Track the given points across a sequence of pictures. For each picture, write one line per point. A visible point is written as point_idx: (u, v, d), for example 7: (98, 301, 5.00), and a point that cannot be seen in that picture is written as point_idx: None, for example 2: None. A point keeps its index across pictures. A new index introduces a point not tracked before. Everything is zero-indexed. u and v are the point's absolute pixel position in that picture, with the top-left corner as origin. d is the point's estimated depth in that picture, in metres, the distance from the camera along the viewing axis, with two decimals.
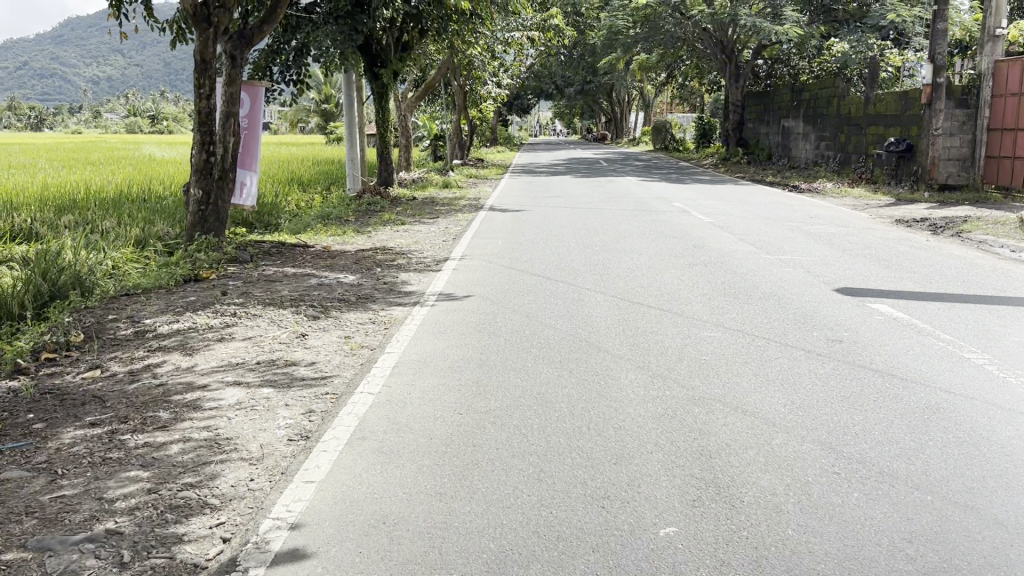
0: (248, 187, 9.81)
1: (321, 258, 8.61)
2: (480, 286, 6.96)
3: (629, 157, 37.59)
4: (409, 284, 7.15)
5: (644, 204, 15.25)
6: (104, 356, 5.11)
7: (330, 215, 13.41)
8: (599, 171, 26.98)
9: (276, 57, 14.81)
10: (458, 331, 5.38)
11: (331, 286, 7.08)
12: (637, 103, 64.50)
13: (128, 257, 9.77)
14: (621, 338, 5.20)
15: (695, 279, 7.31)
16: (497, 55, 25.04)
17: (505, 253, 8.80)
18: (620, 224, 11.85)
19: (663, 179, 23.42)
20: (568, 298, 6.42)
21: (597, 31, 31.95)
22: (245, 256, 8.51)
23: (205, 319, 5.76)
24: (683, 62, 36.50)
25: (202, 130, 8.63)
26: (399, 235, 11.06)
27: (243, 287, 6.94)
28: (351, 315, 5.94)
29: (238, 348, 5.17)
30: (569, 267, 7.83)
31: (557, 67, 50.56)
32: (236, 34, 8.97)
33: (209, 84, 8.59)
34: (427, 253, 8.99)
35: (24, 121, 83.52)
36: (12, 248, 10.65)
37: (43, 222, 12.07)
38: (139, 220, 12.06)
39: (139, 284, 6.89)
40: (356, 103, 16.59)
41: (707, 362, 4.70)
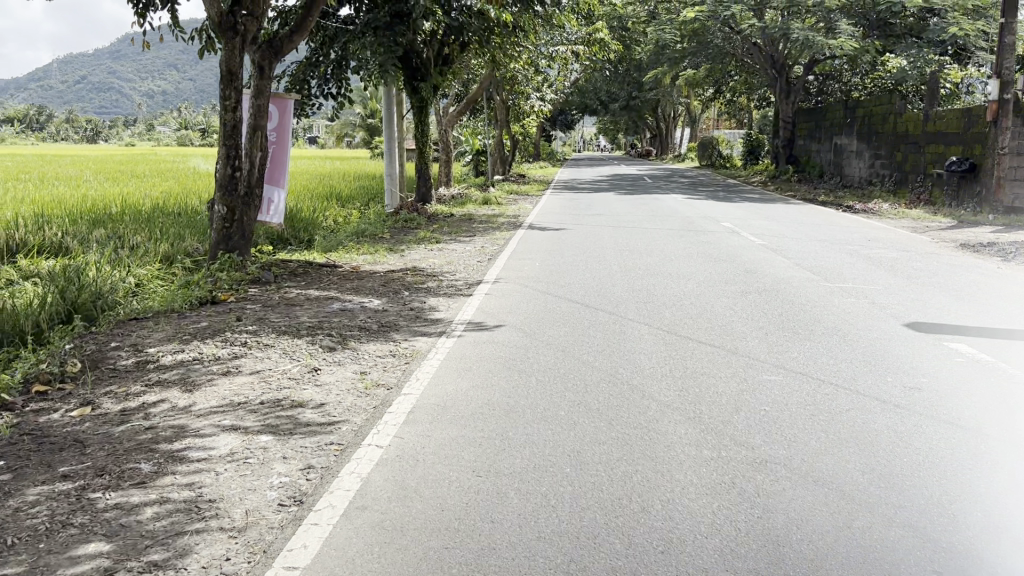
0: (276, 204, 9.42)
1: (348, 280, 8.17)
2: (513, 313, 6.44)
3: (675, 173, 36.88)
4: (436, 311, 6.64)
5: (690, 224, 14.63)
6: (99, 391, 4.66)
7: (365, 233, 13.02)
8: (644, 189, 26.37)
9: (314, 69, 14.39)
10: (485, 368, 4.86)
11: (354, 312, 6.60)
12: (685, 119, 63.76)
13: (153, 274, 9.41)
14: (667, 381, 4.64)
15: (748, 310, 6.71)
16: (541, 69, 24.59)
17: (541, 277, 8.27)
18: (666, 245, 11.25)
19: (710, 197, 22.74)
20: (609, 330, 5.87)
21: (644, 46, 31.36)
22: (268, 276, 8.10)
23: (212, 349, 5.29)
24: (731, 76, 35.74)
25: (227, 144, 8.25)
26: (433, 254, 10.59)
27: (260, 312, 6.48)
28: (370, 346, 5.44)
29: (243, 385, 4.69)
30: (610, 294, 7.27)
31: (602, 81, 50.03)
32: (265, 44, 8.61)
33: (235, 96, 8.19)
34: (459, 276, 8.51)
35: (80, 134, 85.46)
36: (39, 262, 10.36)
37: (73, 235, 11.80)
38: (169, 235, 11.73)
39: (152, 307, 6.48)
40: (395, 118, 16.22)
41: (767, 414, 4.13)
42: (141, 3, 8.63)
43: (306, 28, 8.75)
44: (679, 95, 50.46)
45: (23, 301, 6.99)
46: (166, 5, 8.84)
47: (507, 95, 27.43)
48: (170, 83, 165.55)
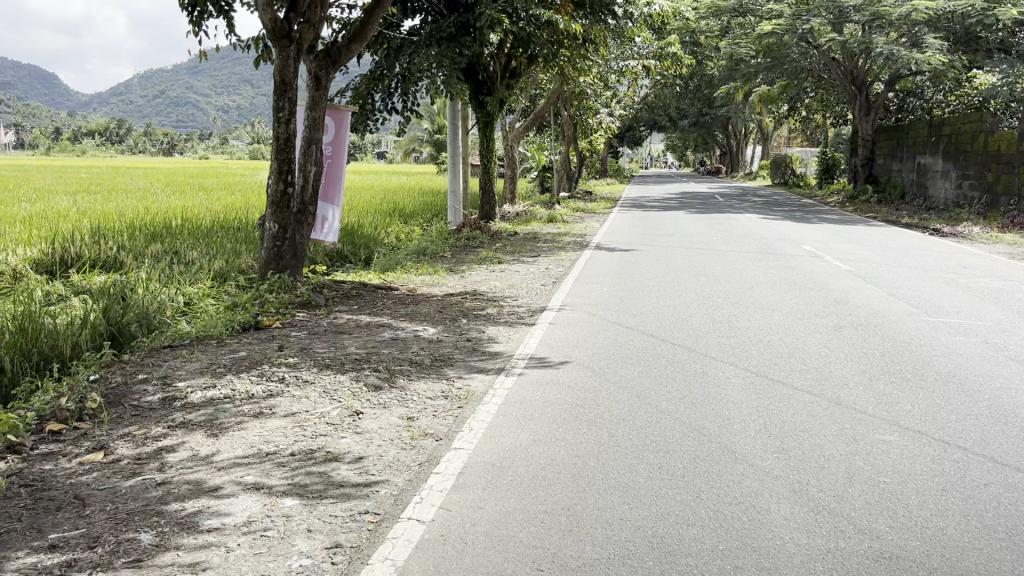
0: (331, 221, 9.02)
1: (402, 304, 7.65)
2: (581, 348, 5.80)
3: (747, 191, 35.81)
4: (496, 343, 6.03)
5: (768, 246, 13.81)
6: (116, 432, 4.17)
7: (426, 251, 12.55)
8: (715, 208, 25.50)
9: (377, 83, 14.05)
10: (548, 415, 4.24)
11: (406, 341, 6.04)
12: (756, 136, 62.34)
13: (204, 293, 9.01)
14: (764, 440, 3.93)
15: (845, 349, 5.95)
16: (610, 84, 23.96)
17: (611, 305, 7.59)
18: (746, 270, 10.48)
19: (787, 217, 21.74)
20: (692, 372, 5.19)
21: (716, 61, 30.50)
22: (320, 299, 7.61)
23: (246, 385, 4.77)
24: (807, 92, 34.59)
25: (280, 158, 7.79)
26: (495, 276, 10.02)
27: (306, 341, 5.97)
28: (420, 385, 4.84)
29: (275, 430, 4.14)
30: (688, 327, 6.57)
31: (672, 98, 49.15)
32: (322, 53, 8.15)
33: (289, 107, 7.73)
34: (521, 301, 7.92)
35: (158, 147, 87.59)
36: (92, 278, 10.12)
37: (130, 250, 11.56)
38: (226, 250, 11.41)
39: (189, 334, 6.03)
40: (459, 133, 15.79)
41: (888, 486, 3.40)
42: (195, 11, 8.20)
43: (364, 34, 8.25)
44: (750, 112, 49.27)
45: (60, 322, 6.63)
46: (221, 13, 8.41)
47: (574, 111, 26.87)
48: (244, 98, 169.44)
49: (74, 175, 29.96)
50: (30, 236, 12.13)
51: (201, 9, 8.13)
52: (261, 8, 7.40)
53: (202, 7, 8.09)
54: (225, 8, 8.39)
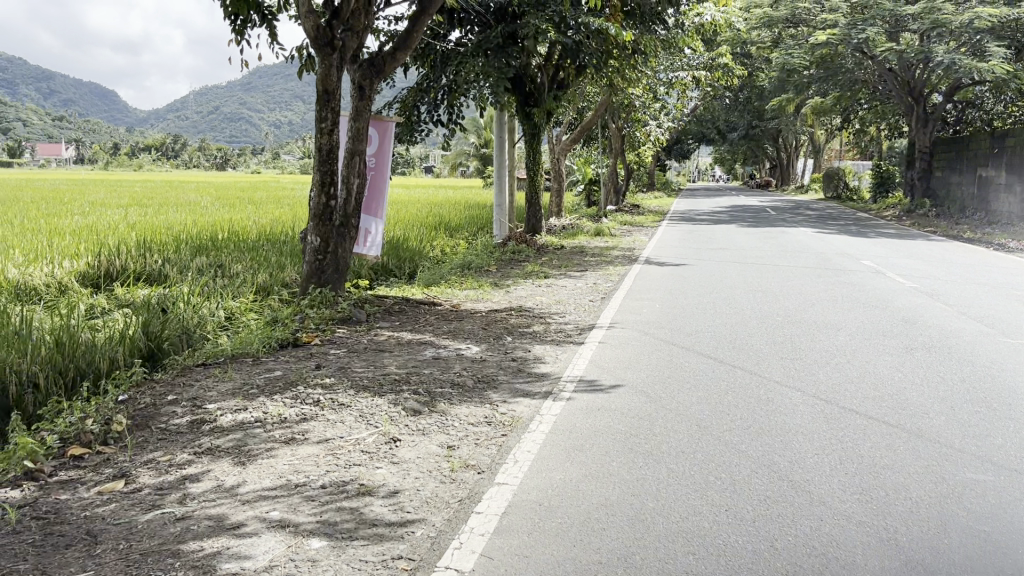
0: (373, 235, 8.78)
1: (446, 320, 7.36)
2: (635, 369, 5.45)
3: (800, 205, 35.07)
4: (543, 363, 5.68)
5: (825, 261, 13.29)
6: (139, 458, 3.93)
7: (470, 265, 12.29)
8: (768, 221, 24.89)
9: (423, 95, 13.82)
10: (601, 446, 3.90)
11: (448, 361, 5.73)
12: (808, 149, 61.32)
13: (247, 307, 8.81)
14: (841, 479, 3.55)
15: (921, 374, 5.52)
16: (659, 96, 23.63)
17: (665, 323, 7.22)
18: (805, 287, 10.03)
19: (842, 232, 21.08)
20: (755, 400, 4.82)
21: (768, 72, 29.90)
22: (360, 315, 7.34)
23: (279, 408, 4.50)
24: (861, 103, 33.80)
25: (323, 170, 7.55)
26: (541, 291, 9.69)
27: (343, 360, 5.69)
28: (462, 409, 4.51)
29: (306, 459, 3.84)
30: (748, 350, 6.19)
31: (722, 110, 48.49)
32: (366, 62, 7.89)
33: (332, 118, 7.49)
34: (569, 317, 7.58)
35: (211, 161, 88.96)
36: (135, 291, 10.02)
37: (174, 263, 11.47)
38: (270, 263, 11.27)
39: (225, 351, 5.79)
40: (506, 145, 15.63)
41: (988, 537, 3.00)
42: (237, 21, 8.02)
43: (409, 43, 7.97)
44: (802, 124, 48.40)
45: (98, 337, 6.46)
46: (265, 21, 8.24)
47: (622, 124, 26.50)
48: (295, 112, 171.82)
49: (128, 190, 30.32)
50: (77, 248, 12.13)
51: (244, 18, 7.95)
52: (305, 17, 7.18)
53: (245, 16, 7.92)
54: (268, 16, 8.21)
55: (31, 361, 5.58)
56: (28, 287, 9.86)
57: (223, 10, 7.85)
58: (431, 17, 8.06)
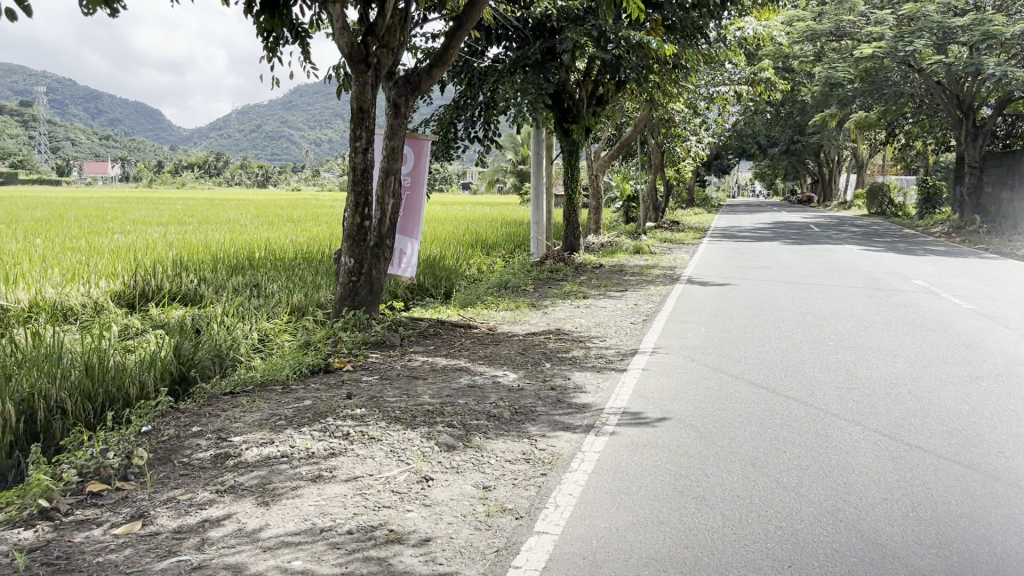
0: (408, 256, 8.57)
1: (482, 344, 7.11)
2: (682, 401, 5.16)
3: (843, 220, 34.43)
4: (584, 392, 5.40)
5: (875, 280, 12.83)
6: (160, 496, 3.73)
7: (507, 284, 12.04)
8: (812, 238, 24.33)
9: (460, 112, 13.65)
10: (649, 490, 3.62)
11: (484, 389, 5.47)
12: (851, 164, 60.37)
13: (281, 328, 8.65)
14: (913, 529, 3.24)
15: (990, 406, 5.17)
16: (699, 112, 23.48)
17: (711, 349, 6.92)
18: (856, 309, 9.64)
19: (890, 249, 20.48)
20: (813, 437, 4.52)
21: (811, 86, 29.40)
22: (394, 338, 7.12)
23: (306, 442, 4.27)
24: (907, 117, 33.15)
25: (356, 190, 7.37)
26: (581, 312, 9.41)
27: (376, 389, 5.46)
28: (498, 445, 4.25)
29: (333, 499, 3.60)
30: (802, 380, 5.88)
31: (762, 125, 47.93)
32: (402, 79, 7.71)
33: (367, 137, 7.31)
34: (610, 341, 7.29)
35: (252, 178, 89.97)
36: (170, 312, 9.94)
37: (209, 282, 11.40)
38: (305, 283, 11.14)
39: (254, 379, 5.60)
40: (544, 162, 15.49)
41: None
42: (270, 38, 7.90)
43: (446, 58, 7.76)
44: (845, 139, 47.61)
45: (128, 360, 6.32)
46: (298, 39, 8.11)
47: (661, 140, 26.19)
48: (335, 130, 173.68)
49: (170, 207, 30.57)
50: (114, 267, 12.12)
51: (276, 35, 7.82)
52: (339, 34, 7.01)
53: (278, 33, 7.79)
54: (301, 33, 8.08)
55: (58, 387, 5.44)
56: (64, 307, 9.81)
57: (256, 27, 7.73)
58: (469, 32, 7.85)
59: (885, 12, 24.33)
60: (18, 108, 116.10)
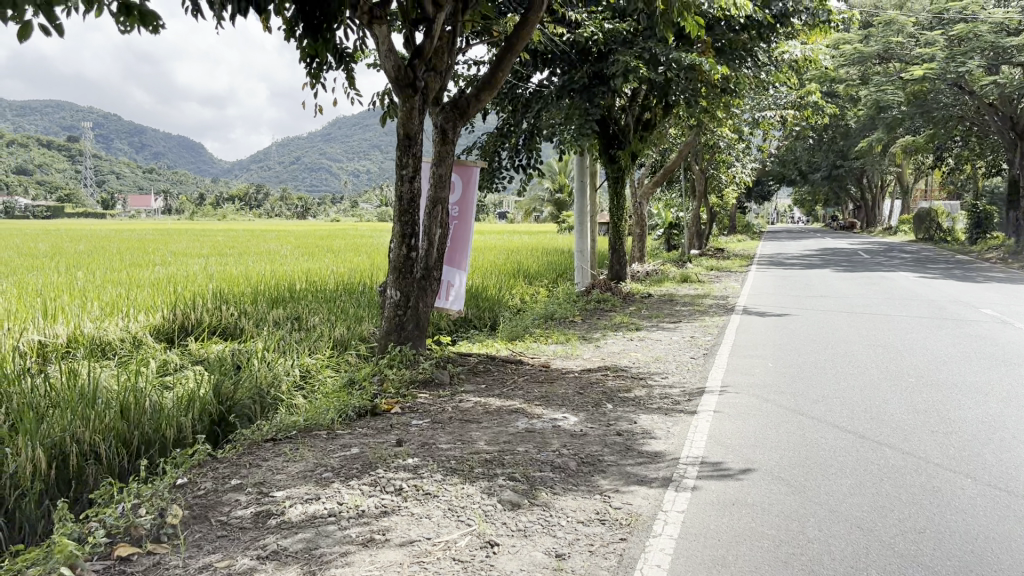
0: (456, 288, 8.19)
1: (536, 382, 6.68)
2: (765, 450, 4.69)
3: (892, 247, 33.59)
4: (654, 438, 4.93)
5: (941, 310, 12.21)
6: (196, 561, 3.35)
7: (554, 315, 11.62)
8: (863, 265, 23.59)
9: (503, 140, 13.31)
10: (751, 561, 3.16)
11: (545, 434, 5.02)
12: (896, 189, 59.31)
13: (324, 363, 8.29)
14: None
15: None
16: (744, 136, 22.97)
17: (783, 387, 6.45)
18: (929, 341, 9.07)
19: (946, 276, 19.75)
20: (921, 492, 4.04)
21: (856, 110, 28.82)
22: (442, 376, 6.70)
23: (356, 498, 3.87)
24: (956, 141, 32.43)
25: (402, 220, 7.00)
26: (636, 346, 8.94)
27: (427, 434, 5.03)
28: (568, 503, 3.81)
29: (389, 568, 3.19)
30: (891, 424, 5.39)
31: (804, 150, 47.29)
32: (449, 104, 7.36)
33: (413, 164, 6.95)
34: (672, 378, 6.81)
35: (292, 209, 90.81)
36: (209, 347, 9.66)
37: (249, 315, 11.14)
38: (347, 316, 10.82)
39: (297, 423, 5.22)
40: (588, 191, 15.10)
41: None
42: (314, 63, 7.62)
43: (495, 82, 7.40)
44: (890, 164, 46.75)
45: (166, 399, 5.99)
46: (342, 64, 7.83)
47: (705, 166, 25.74)
48: (373, 161, 175.44)
49: (211, 239, 30.64)
50: (154, 300, 11.93)
51: (320, 60, 7.54)
52: (384, 57, 6.71)
53: (321, 58, 7.51)
54: (346, 59, 7.80)
55: (92, 430, 5.12)
56: (103, 342, 9.56)
57: (299, 52, 7.46)
58: (520, 53, 7.49)
59: (936, 33, 23.70)
60: (66, 143, 118.71)
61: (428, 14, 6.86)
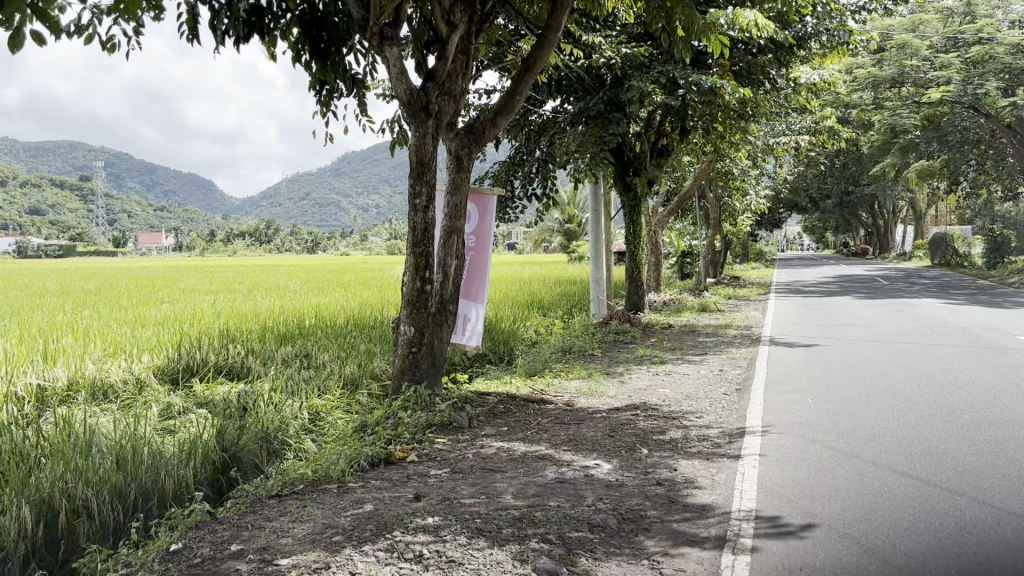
0: (473, 323, 7.76)
1: (562, 424, 6.20)
2: (827, 503, 4.21)
3: (910, 273, 33.05)
4: (699, 489, 4.46)
5: (976, 338, 11.68)
6: None
7: (571, 347, 11.16)
8: (884, 291, 23.06)
9: (516, 169, 12.89)
10: None
11: (578, 485, 4.55)
12: (909, 214, 58.77)
13: (334, 403, 7.82)
14: None
15: None
16: (758, 162, 22.55)
17: (829, 427, 6.00)
18: (972, 372, 8.57)
19: (971, 302, 19.21)
20: (1012, 551, 3.56)
21: (870, 135, 28.42)
22: (462, 419, 6.24)
23: (370, 568, 3.40)
24: (971, 164, 31.96)
25: (416, 252, 6.57)
26: (663, 381, 8.45)
27: (448, 487, 4.56)
28: (611, 570, 3.35)
29: None
30: (957, 469, 4.91)
31: (816, 177, 46.90)
32: (464, 130, 6.96)
33: (427, 193, 6.54)
34: (708, 418, 6.34)
35: (302, 245, 90.64)
36: (215, 387, 9.22)
37: (256, 353, 10.70)
38: (357, 352, 10.37)
39: (304, 475, 4.76)
40: (603, 221, 14.70)
41: None
42: (323, 91, 7.27)
43: (512, 106, 7.01)
44: (903, 189, 46.26)
45: (168, 447, 5.51)
46: (353, 90, 7.47)
47: (718, 193, 25.34)
48: (381, 195, 176.04)
49: (221, 276, 30.21)
50: (158, 339, 11.51)
51: (329, 87, 7.19)
52: (395, 80, 6.35)
53: (330, 85, 7.16)
54: (356, 85, 7.45)
55: (84, 482, 4.64)
56: (104, 385, 9.14)
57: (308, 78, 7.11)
58: (538, 75, 7.10)
59: (951, 55, 23.31)
60: (77, 182, 119.34)
61: (441, 34, 6.50)
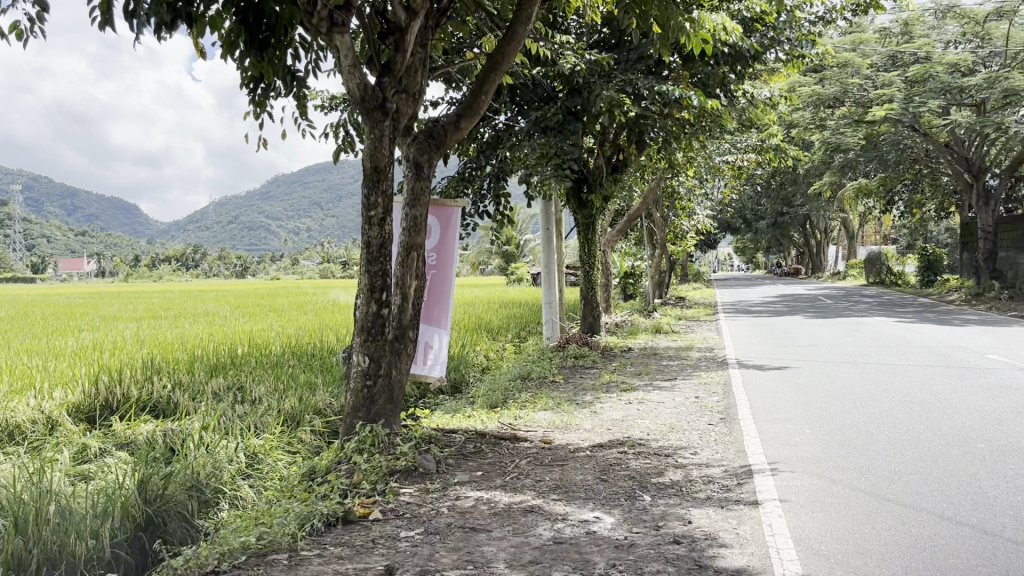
0: (434, 350, 6.97)
1: (544, 465, 5.44)
2: (880, 565, 3.53)
3: (850, 292, 33.10)
4: (727, 548, 3.74)
5: (944, 357, 11.29)
6: None
7: (530, 373, 10.42)
8: (831, 311, 22.87)
9: (467, 185, 12.13)
10: None
11: (584, 547, 3.77)
12: (838, 235, 59.76)
13: (275, 443, 6.90)
14: None
15: None
16: (705, 179, 22.17)
17: (842, 462, 5.36)
18: (962, 395, 8.07)
19: (920, 320, 19.08)
20: None
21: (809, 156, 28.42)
22: (426, 462, 5.42)
23: None
24: (905, 183, 32.31)
25: (372, 271, 5.75)
26: (639, 410, 7.75)
27: (424, 554, 3.73)
28: None
29: None
30: (1006, 512, 4.29)
31: (751, 197, 47.17)
32: (423, 133, 6.18)
33: (383, 203, 5.73)
34: (706, 456, 5.63)
35: (232, 268, 88.16)
36: (138, 425, 8.20)
37: (183, 386, 9.67)
38: (297, 383, 9.43)
39: (246, 543, 3.87)
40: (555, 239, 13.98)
41: None
42: (258, 89, 6.42)
43: (477, 107, 6.29)
44: (835, 210, 46.84)
45: (78, 500, 4.49)
46: (292, 89, 6.64)
47: (663, 212, 24.96)
48: (313, 219, 173.47)
49: (146, 302, 28.61)
50: (73, 371, 10.38)
51: (266, 85, 6.35)
52: (346, 74, 5.58)
53: (267, 82, 6.31)
54: (296, 84, 6.62)
55: None
56: (9, 425, 8.04)
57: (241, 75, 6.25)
58: (504, 74, 6.39)
59: (892, 74, 23.30)
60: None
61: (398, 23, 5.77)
